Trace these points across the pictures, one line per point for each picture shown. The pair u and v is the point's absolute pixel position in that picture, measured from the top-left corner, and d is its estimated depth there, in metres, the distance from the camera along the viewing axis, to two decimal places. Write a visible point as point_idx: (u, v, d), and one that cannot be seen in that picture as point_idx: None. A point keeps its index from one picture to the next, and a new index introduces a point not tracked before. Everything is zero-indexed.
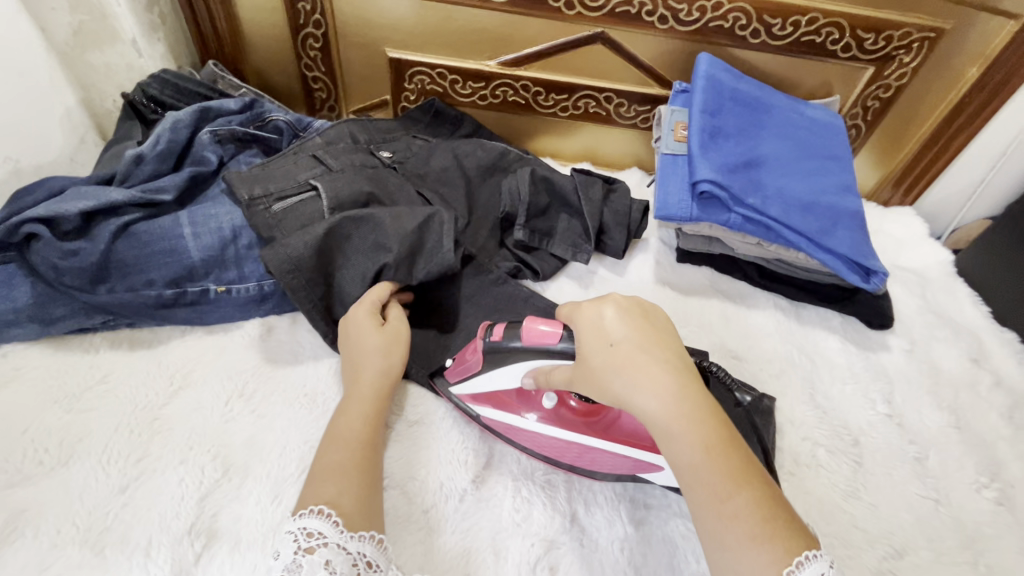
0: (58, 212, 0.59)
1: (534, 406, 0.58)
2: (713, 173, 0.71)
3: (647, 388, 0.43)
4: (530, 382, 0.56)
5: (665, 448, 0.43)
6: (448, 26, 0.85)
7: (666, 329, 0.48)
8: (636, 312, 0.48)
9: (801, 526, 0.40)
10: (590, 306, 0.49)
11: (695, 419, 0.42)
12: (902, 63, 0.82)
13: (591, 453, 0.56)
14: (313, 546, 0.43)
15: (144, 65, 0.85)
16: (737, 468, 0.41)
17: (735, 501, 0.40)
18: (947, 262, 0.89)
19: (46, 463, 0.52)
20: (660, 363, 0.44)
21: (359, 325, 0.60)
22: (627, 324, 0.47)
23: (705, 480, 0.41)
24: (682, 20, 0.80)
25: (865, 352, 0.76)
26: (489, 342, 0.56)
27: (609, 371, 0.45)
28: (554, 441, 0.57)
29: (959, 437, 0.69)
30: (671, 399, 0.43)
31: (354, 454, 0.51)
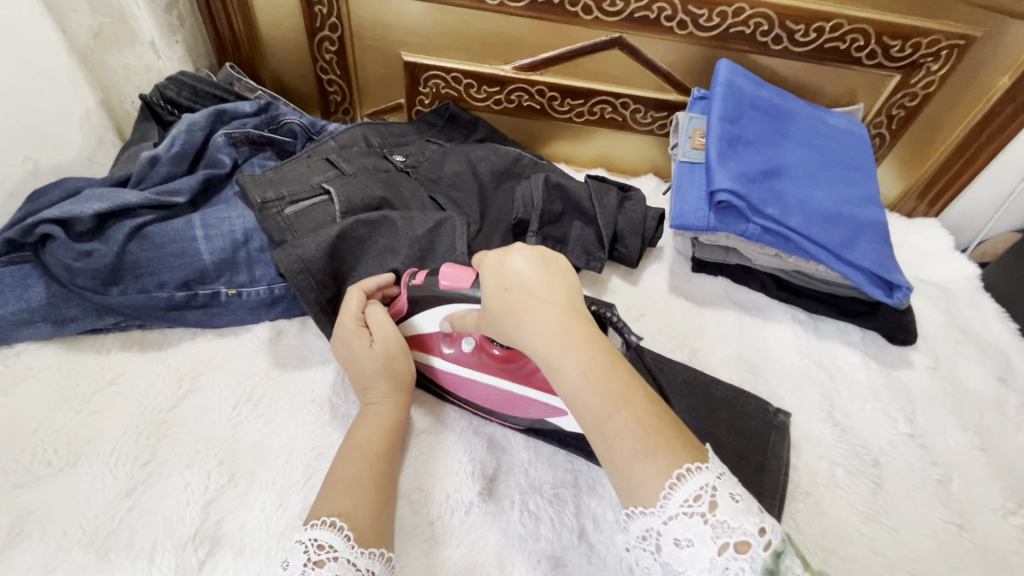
0: (73, 214, 0.59)
1: (455, 348, 0.59)
2: (731, 183, 0.69)
3: (534, 322, 0.44)
4: (448, 328, 0.58)
5: (553, 380, 0.44)
6: (464, 30, 0.85)
7: (561, 266, 0.49)
8: (534, 254, 0.49)
9: (687, 440, 0.41)
10: (492, 257, 0.50)
11: (579, 347, 0.43)
12: (929, 71, 0.80)
13: (507, 398, 0.58)
14: (322, 559, 0.42)
15: (162, 67, 0.86)
16: (619, 390, 0.42)
17: (620, 422, 0.41)
18: (973, 276, 0.86)
19: (54, 464, 0.52)
20: (547, 297, 0.45)
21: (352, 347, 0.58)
22: (520, 265, 0.48)
23: (589, 406, 0.42)
24: (702, 25, 0.79)
25: (886, 368, 0.74)
26: (410, 287, 0.59)
27: (501, 309, 0.47)
28: (474, 384, 0.59)
29: (985, 460, 0.66)
30: (557, 333, 0.43)
31: (370, 467, 0.50)
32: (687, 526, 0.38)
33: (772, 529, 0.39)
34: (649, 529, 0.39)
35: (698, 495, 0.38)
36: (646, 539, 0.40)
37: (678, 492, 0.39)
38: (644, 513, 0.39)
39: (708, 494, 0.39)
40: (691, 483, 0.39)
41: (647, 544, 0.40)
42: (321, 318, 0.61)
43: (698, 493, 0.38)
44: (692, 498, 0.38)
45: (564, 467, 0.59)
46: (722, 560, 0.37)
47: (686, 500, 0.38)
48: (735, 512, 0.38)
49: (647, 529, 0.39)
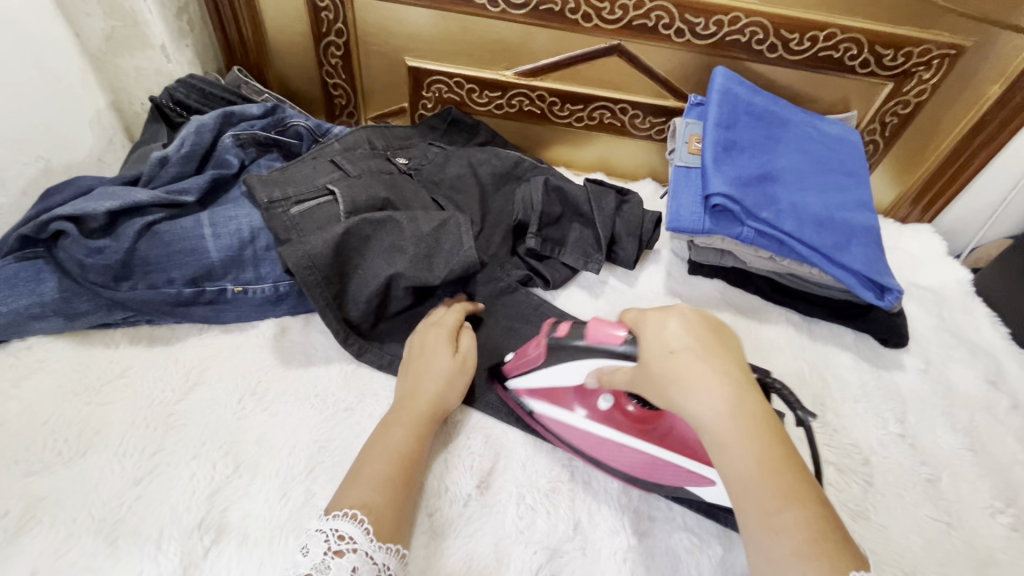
0: (85, 211, 0.61)
1: (589, 405, 0.59)
2: (726, 187, 0.71)
3: (708, 400, 0.42)
4: (594, 382, 0.56)
5: (717, 459, 0.42)
6: (467, 36, 0.87)
7: (732, 340, 0.47)
8: (702, 323, 0.47)
9: (851, 547, 0.39)
10: (652, 317, 0.48)
11: (749, 435, 0.42)
12: (921, 79, 0.82)
13: (644, 463, 0.56)
14: (343, 550, 0.45)
15: (173, 70, 0.87)
16: (789, 483, 0.41)
17: (784, 516, 0.40)
18: (965, 281, 0.88)
19: (64, 454, 0.54)
20: (721, 376, 0.43)
21: (435, 346, 0.61)
22: (692, 336, 0.46)
23: (755, 494, 0.41)
24: (699, 33, 0.81)
25: (878, 370, 0.75)
26: (553, 338, 0.59)
27: (667, 379, 0.45)
28: (606, 444, 0.58)
29: (973, 460, 0.67)
30: (729, 415, 0.42)
31: (394, 470, 0.51)
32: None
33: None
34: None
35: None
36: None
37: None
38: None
39: None
40: None
41: None
42: (326, 315, 0.62)
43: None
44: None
45: (561, 463, 0.60)
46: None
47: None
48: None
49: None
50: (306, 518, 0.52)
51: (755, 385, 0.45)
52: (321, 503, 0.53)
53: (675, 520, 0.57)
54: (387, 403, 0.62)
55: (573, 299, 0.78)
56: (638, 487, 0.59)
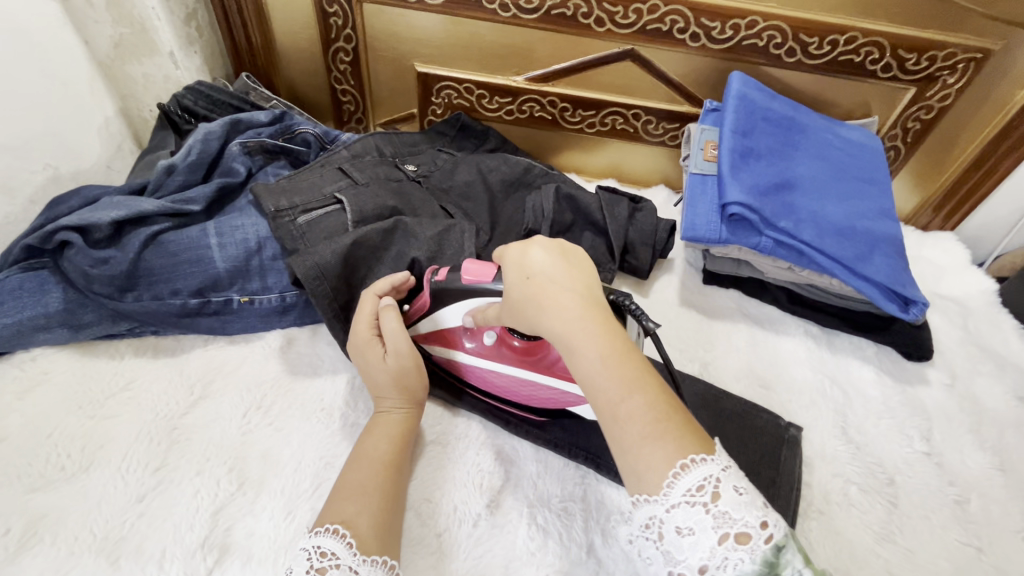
0: (90, 221, 0.60)
1: (476, 342, 0.58)
2: (743, 196, 0.69)
3: (555, 304, 0.43)
4: (470, 323, 0.56)
5: (570, 362, 0.42)
6: (477, 42, 0.85)
7: (580, 257, 0.48)
8: (556, 245, 0.47)
9: (697, 432, 0.40)
10: (513, 247, 0.48)
11: (596, 332, 0.42)
12: (945, 84, 0.79)
13: (532, 387, 0.57)
14: (325, 567, 0.43)
15: (180, 76, 0.88)
16: (633, 373, 0.41)
17: (631, 404, 0.40)
18: (991, 291, 0.85)
19: (67, 469, 0.53)
20: (569, 284, 0.44)
21: (365, 351, 0.57)
22: (545, 254, 0.46)
23: (602, 388, 0.41)
24: (715, 37, 0.79)
25: (902, 385, 0.73)
26: (433, 283, 0.57)
27: (523, 295, 0.45)
28: (496, 375, 0.59)
29: (1004, 480, 0.65)
30: (577, 316, 0.42)
31: (377, 475, 0.50)
32: (688, 514, 0.37)
33: (775, 523, 0.37)
34: (652, 516, 0.38)
35: (701, 485, 0.37)
36: (647, 527, 0.39)
37: (681, 480, 0.37)
38: (649, 501, 0.38)
39: (710, 485, 0.37)
40: (696, 472, 0.37)
41: (649, 533, 0.39)
42: (334, 326, 0.61)
43: (701, 483, 0.37)
44: (695, 487, 0.37)
45: (574, 481, 0.58)
46: (721, 550, 0.36)
47: (687, 490, 0.37)
48: (736, 503, 0.37)
49: (652, 517, 0.38)
50: None
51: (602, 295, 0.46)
52: None
53: None
54: None
55: None
56: None
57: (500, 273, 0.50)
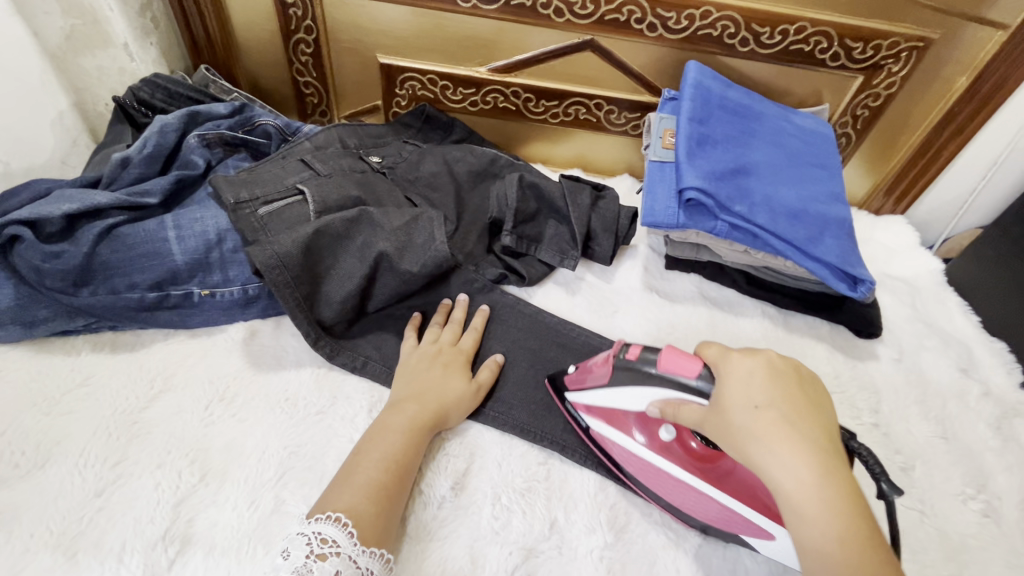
0: (41, 215, 0.59)
1: (648, 433, 0.55)
2: (699, 181, 0.71)
3: (790, 459, 0.41)
4: (654, 412, 0.53)
5: (793, 525, 0.40)
6: (438, 33, 0.86)
7: (820, 401, 0.46)
8: (789, 378, 0.46)
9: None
10: (734, 360, 0.47)
11: (833, 505, 0.39)
12: (891, 72, 0.82)
13: (694, 499, 0.53)
14: (326, 553, 0.45)
15: (137, 69, 0.86)
16: (873, 568, 0.37)
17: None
18: (937, 271, 0.89)
19: (22, 467, 0.52)
20: (806, 438, 0.42)
21: (453, 363, 0.63)
22: (770, 385, 0.45)
23: (831, 570, 0.38)
24: (671, 27, 0.81)
25: (853, 361, 0.76)
26: (624, 360, 0.55)
27: (746, 435, 0.43)
28: (658, 473, 0.55)
29: (946, 448, 0.68)
30: (812, 483, 0.40)
31: (384, 475, 0.51)
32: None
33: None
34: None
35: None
36: None
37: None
38: None
39: None
40: None
41: None
42: (297, 318, 0.60)
43: None
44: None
45: (537, 461, 0.60)
46: None
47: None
48: None
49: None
50: (275, 525, 0.51)
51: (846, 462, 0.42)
52: (291, 509, 0.52)
53: (652, 516, 0.57)
54: (359, 406, 0.61)
55: (550, 297, 0.77)
56: (616, 485, 0.59)
57: (710, 374, 0.48)
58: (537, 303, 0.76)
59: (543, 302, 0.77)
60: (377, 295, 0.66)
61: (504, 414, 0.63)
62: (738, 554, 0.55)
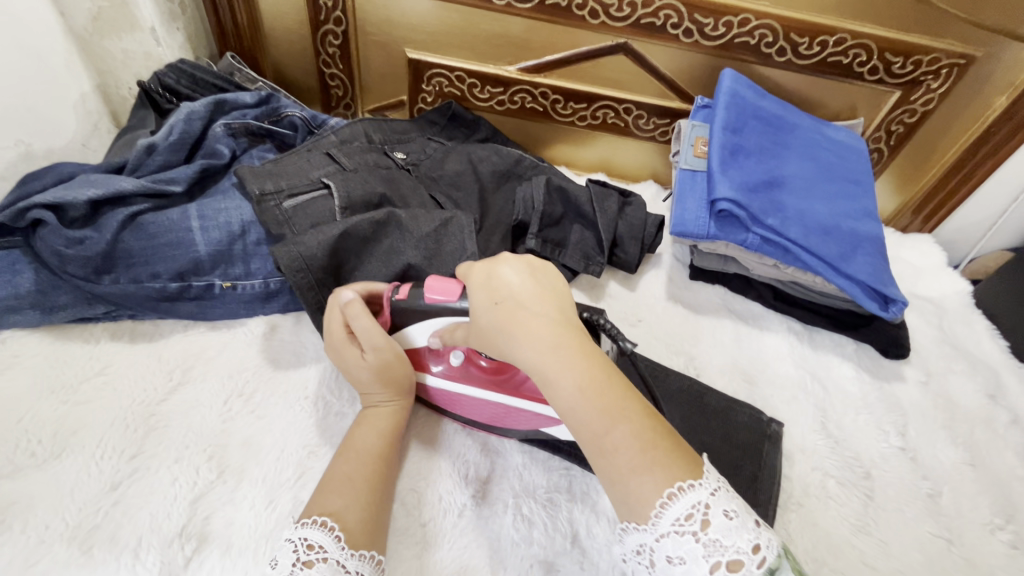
0: (65, 199, 0.58)
1: (444, 363, 0.58)
2: (732, 192, 0.69)
3: (529, 338, 0.43)
4: (436, 344, 0.56)
5: (547, 393, 0.43)
6: (470, 29, 0.84)
7: (549, 274, 0.49)
8: (522, 265, 0.48)
9: (683, 458, 0.40)
10: (479, 267, 0.49)
11: (574, 361, 0.43)
12: (929, 88, 0.81)
13: (498, 410, 0.57)
14: (312, 560, 0.42)
15: (162, 54, 0.84)
16: (615, 402, 0.42)
17: (619, 435, 0.41)
18: (965, 293, 0.87)
19: (37, 455, 0.51)
20: (537, 309, 0.45)
21: (342, 354, 0.56)
22: (510, 275, 0.47)
23: (584, 420, 0.42)
24: (707, 34, 0.79)
25: (880, 382, 0.74)
26: (394, 302, 0.55)
27: (495, 328, 0.45)
28: (466, 398, 0.58)
29: (974, 475, 0.67)
30: (552, 350, 0.43)
31: (364, 469, 0.50)
32: (678, 545, 0.38)
33: (767, 544, 0.38)
34: (642, 543, 0.39)
35: (690, 514, 0.38)
36: (639, 552, 0.40)
37: (670, 509, 0.38)
38: (638, 528, 0.39)
39: (700, 513, 0.38)
40: (685, 501, 0.38)
41: (642, 559, 0.40)
42: (319, 317, 0.60)
43: (689, 512, 0.38)
44: (683, 517, 0.38)
45: (559, 471, 0.58)
46: None
47: (676, 519, 0.38)
48: (726, 530, 0.38)
49: (641, 544, 0.39)
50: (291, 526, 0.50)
51: (574, 316, 0.47)
52: None
53: None
54: None
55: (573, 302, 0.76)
56: None
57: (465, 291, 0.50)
58: None
59: None
60: None
61: None
62: None
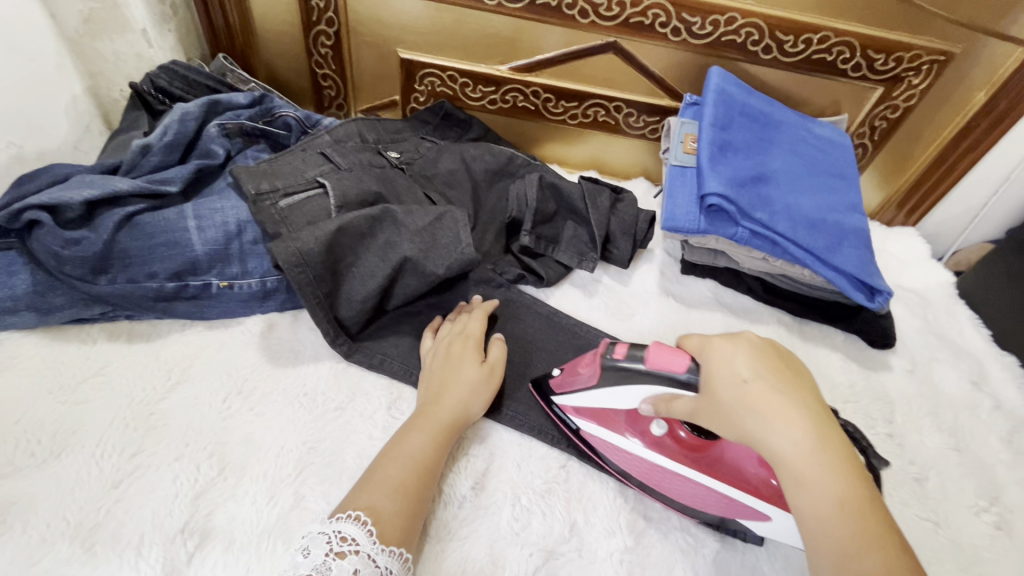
0: (61, 200, 0.58)
1: (641, 429, 0.56)
2: (722, 187, 0.70)
3: (786, 428, 0.42)
4: (645, 409, 0.53)
5: (793, 492, 0.42)
6: (461, 29, 0.85)
7: (803, 371, 0.47)
8: (776, 354, 0.47)
9: None
10: (719, 344, 0.48)
11: (831, 471, 0.41)
12: (910, 84, 0.83)
13: (692, 490, 0.54)
14: (345, 552, 0.44)
15: (154, 55, 0.85)
16: (868, 523, 0.39)
17: (869, 559, 0.38)
18: (949, 283, 0.90)
19: (38, 456, 0.51)
20: (797, 400, 0.44)
21: (461, 354, 0.61)
22: (757, 358, 0.46)
23: (834, 534, 0.40)
24: (695, 33, 0.81)
25: (867, 371, 0.77)
26: (608, 360, 0.54)
27: (737, 405, 0.44)
28: (652, 469, 0.56)
29: (958, 459, 0.69)
30: (809, 447, 0.42)
31: (411, 475, 0.50)
32: None
33: None
34: None
35: None
36: None
37: None
38: None
39: None
40: None
41: None
42: (316, 315, 0.60)
43: None
44: None
45: (556, 464, 0.60)
46: None
47: None
48: None
49: None
50: (295, 521, 0.51)
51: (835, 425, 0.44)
52: (311, 506, 0.52)
53: (670, 521, 0.57)
54: (378, 403, 0.60)
55: (567, 298, 0.77)
56: (634, 489, 0.59)
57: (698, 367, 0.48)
58: (554, 304, 0.76)
59: (561, 304, 0.76)
60: (398, 294, 0.65)
61: (523, 415, 0.63)
62: (756, 562, 0.55)
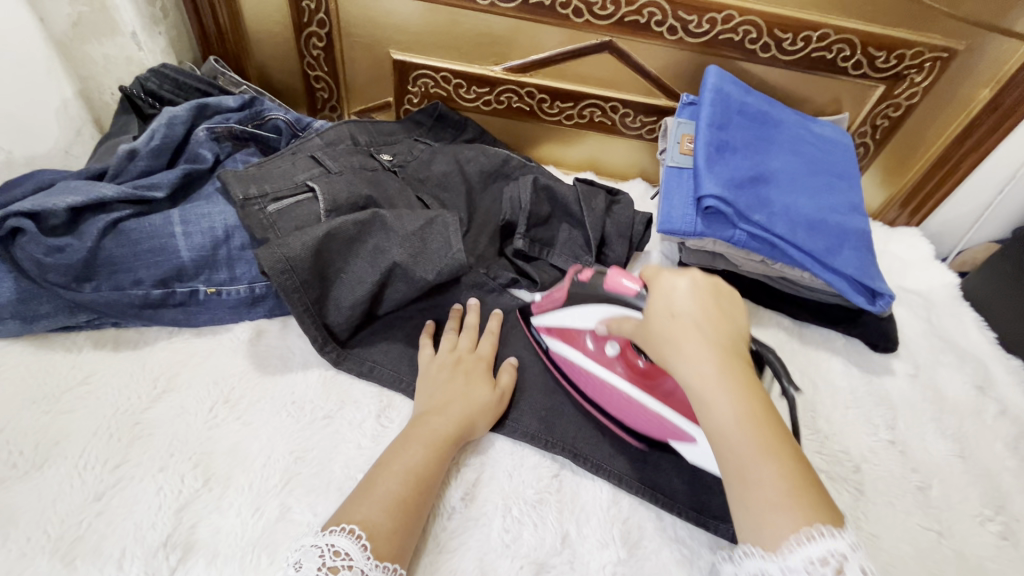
0: (46, 207, 0.58)
1: (598, 347, 0.61)
2: (718, 189, 0.69)
3: (697, 353, 0.44)
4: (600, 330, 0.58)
5: (702, 414, 0.43)
6: (454, 29, 0.84)
7: (734, 309, 0.48)
8: (707, 291, 0.48)
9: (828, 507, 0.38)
10: (658, 282, 0.50)
11: (735, 390, 0.42)
12: (913, 82, 0.81)
13: (637, 409, 0.59)
14: (339, 566, 0.43)
15: (144, 59, 0.84)
16: (766, 438, 0.41)
17: (763, 469, 0.40)
18: (953, 285, 0.88)
19: (20, 467, 0.51)
20: (712, 332, 0.45)
21: (474, 373, 0.61)
22: (689, 292, 0.48)
23: (734, 447, 0.41)
24: (692, 31, 0.79)
25: (868, 376, 0.75)
26: (575, 282, 0.62)
27: (663, 336, 0.46)
28: (603, 386, 0.61)
29: (962, 467, 0.67)
30: (716, 372, 0.43)
31: (408, 489, 0.49)
32: None
33: None
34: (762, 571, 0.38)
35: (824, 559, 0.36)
36: None
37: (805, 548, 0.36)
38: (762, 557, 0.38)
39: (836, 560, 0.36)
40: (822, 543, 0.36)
41: None
42: (304, 321, 0.59)
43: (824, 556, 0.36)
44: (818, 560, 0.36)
45: (549, 475, 0.58)
46: None
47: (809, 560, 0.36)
48: None
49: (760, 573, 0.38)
50: (280, 533, 0.50)
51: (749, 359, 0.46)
52: (297, 517, 0.51)
53: (665, 532, 0.55)
54: (368, 411, 0.59)
55: None
56: (629, 498, 0.57)
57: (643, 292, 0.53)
58: None
59: None
60: (389, 300, 0.64)
61: (514, 422, 0.61)
62: None
